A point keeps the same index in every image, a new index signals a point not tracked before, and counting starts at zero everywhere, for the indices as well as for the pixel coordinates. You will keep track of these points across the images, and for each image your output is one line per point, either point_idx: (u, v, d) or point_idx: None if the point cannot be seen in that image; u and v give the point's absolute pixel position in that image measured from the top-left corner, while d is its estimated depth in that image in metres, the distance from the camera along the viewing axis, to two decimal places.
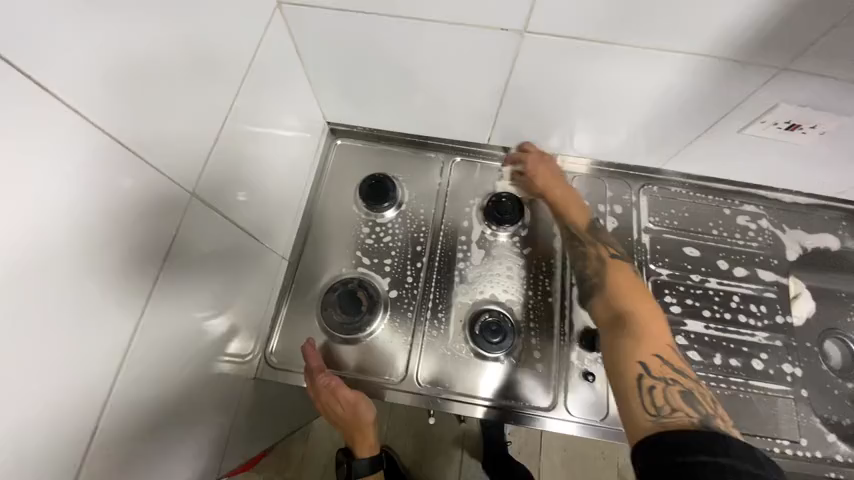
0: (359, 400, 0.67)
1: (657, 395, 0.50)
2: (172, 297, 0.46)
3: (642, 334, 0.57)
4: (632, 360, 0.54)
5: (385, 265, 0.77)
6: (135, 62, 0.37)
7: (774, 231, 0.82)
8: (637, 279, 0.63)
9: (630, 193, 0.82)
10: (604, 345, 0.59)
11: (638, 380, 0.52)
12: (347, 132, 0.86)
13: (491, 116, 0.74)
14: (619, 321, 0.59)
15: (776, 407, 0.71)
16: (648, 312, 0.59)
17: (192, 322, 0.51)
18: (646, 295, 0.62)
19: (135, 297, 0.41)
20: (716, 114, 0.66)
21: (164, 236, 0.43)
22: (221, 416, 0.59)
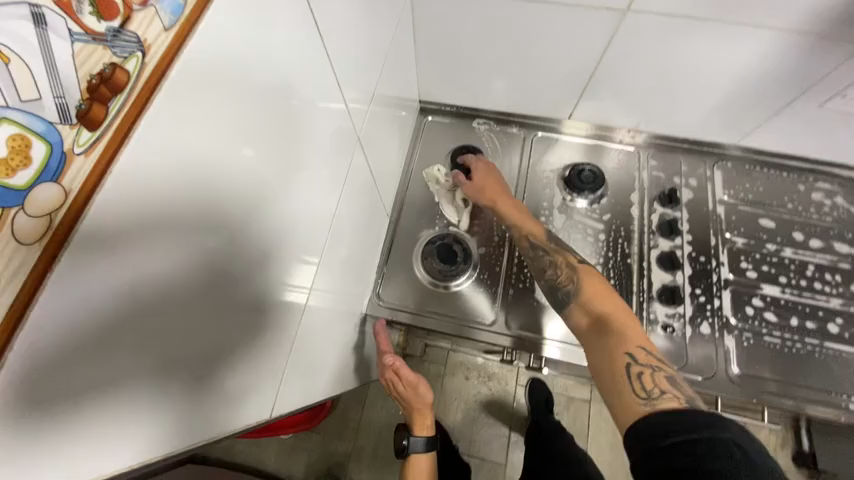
0: (420, 383, 0.81)
1: (646, 381, 0.52)
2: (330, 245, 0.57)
3: (623, 326, 0.59)
4: (617, 351, 0.56)
5: (473, 226, 0.86)
6: (348, 28, 0.48)
7: (850, 207, 0.84)
8: (604, 280, 0.66)
9: (705, 169, 0.87)
10: (590, 351, 0.61)
11: (626, 369, 0.54)
12: (436, 110, 0.95)
13: (577, 92, 0.81)
14: (600, 322, 0.61)
15: (851, 367, 0.73)
16: (616, 307, 0.62)
17: (336, 262, 0.62)
18: (611, 293, 0.65)
19: (306, 211, 0.47)
20: (798, 90, 0.70)
21: (338, 187, 0.56)
22: (350, 339, 0.73)
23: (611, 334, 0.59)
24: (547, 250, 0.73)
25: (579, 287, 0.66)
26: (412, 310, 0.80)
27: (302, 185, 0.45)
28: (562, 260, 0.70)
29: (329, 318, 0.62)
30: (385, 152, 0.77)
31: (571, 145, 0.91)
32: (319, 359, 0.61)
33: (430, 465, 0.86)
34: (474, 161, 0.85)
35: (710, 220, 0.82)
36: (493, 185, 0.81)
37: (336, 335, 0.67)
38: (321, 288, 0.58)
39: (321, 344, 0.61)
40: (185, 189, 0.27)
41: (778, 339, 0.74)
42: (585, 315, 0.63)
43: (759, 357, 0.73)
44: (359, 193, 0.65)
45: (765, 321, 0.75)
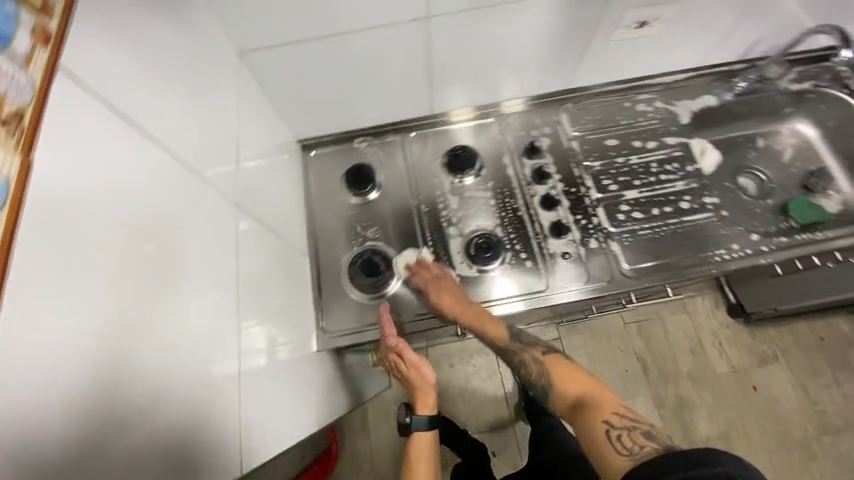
0: (419, 357, 0.80)
1: (626, 441, 0.54)
2: (249, 305, 0.63)
3: (594, 398, 0.62)
4: (596, 424, 0.58)
5: (386, 235, 0.94)
6: (183, 121, 0.54)
7: (668, 106, 1.04)
8: (569, 362, 0.70)
9: (553, 115, 1.02)
10: (573, 430, 0.62)
11: (606, 436, 0.56)
12: (317, 143, 1.01)
13: (427, 89, 0.92)
14: (577, 403, 0.63)
15: (705, 229, 0.91)
16: (588, 384, 0.65)
17: (263, 317, 0.67)
18: (581, 372, 0.68)
19: (201, 286, 0.52)
20: (587, 34, 0.84)
21: (232, 253, 0.60)
22: (312, 374, 0.79)
23: (588, 408, 0.61)
24: (516, 351, 0.76)
25: (551, 378, 0.69)
26: (356, 328, 0.87)
27: (188, 267, 0.50)
28: (531, 356, 0.74)
29: (277, 364, 0.68)
30: (276, 201, 0.82)
31: (443, 134, 1.02)
32: (280, 403, 0.66)
33: (432, 449, 0.81)
34: (427, 267, 0.87)
35: (570, 156, 0.98)
36: (451, 293, 0.83)
37: (292, 376, 0.72)
38: (256, 344, 0.63)
39: (278, 389, 0.66)
40: (49, 317, 0.32)
41: (649, 229, 0.91)
42: (564, 401, 0.65)
43: (640, 250, 0.89)
44: (260, 248, 0.70)
45: (634, 220, 0.92)
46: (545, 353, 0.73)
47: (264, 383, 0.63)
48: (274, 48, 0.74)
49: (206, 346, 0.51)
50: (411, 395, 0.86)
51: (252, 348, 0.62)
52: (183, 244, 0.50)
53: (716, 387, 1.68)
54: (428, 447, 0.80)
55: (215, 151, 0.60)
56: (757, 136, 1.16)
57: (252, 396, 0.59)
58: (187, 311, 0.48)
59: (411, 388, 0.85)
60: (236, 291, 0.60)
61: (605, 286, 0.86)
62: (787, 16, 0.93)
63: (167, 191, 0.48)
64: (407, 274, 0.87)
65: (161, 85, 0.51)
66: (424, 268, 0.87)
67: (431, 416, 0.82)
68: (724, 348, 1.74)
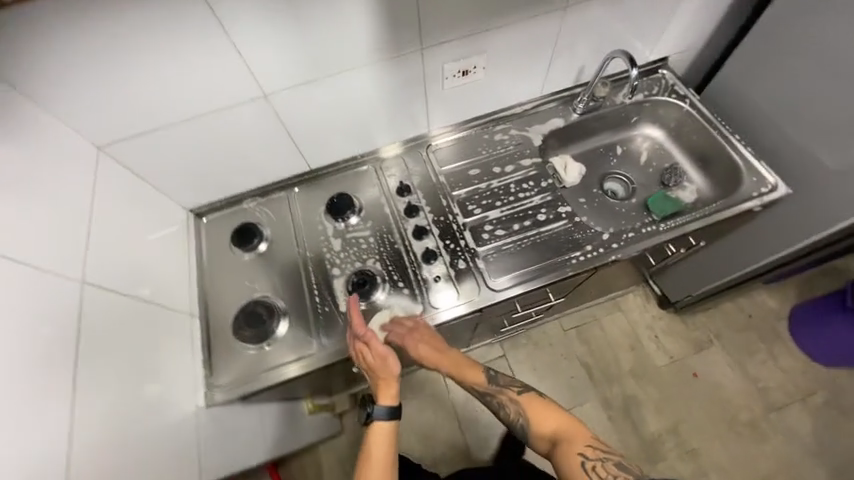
0: (387, 350, 0.83)
1: (602, 472, 0.70)
2: (93, 372, 0.65)
3: (568, 432, 0.76)
4: (575, 456, 0.72)
5: (277, 284, 1.00)
6: (22, 220, 0.62)
7: (522, 133, 1.17)
8: (540, 396, 0.83)
9: (421, 155, 1.14)
10: (554, 466, 0.75)
11: (586, 468, 0.71)
12: (209, 210, 1.10)
13: (296, 150, 1.03)
14: (554, 439, 0.77)
15: (561, 236, 1.00)
16: (560, 419, 0.79)
17: (119, 382, 0.70)
18: (550, 407, 0.81)
19: (41, 365, 0.57)
20: (422, 87, 0.99)
21: (73, 324, 0.64)
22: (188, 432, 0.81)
23: (563, 446, 0.75)
24: (494, 393, 0.86)
25: (527, 417, 0.81)
26: (243, 380, 0.90)
27: (16, 343, 0.55)
28: (507, 396, 0.85)
29: (134, 427, 0.70)
30: (154, 270, 0.88)
31: (325, 185, 1.12)
32: (132, 464, 0.68)
33: (392, 437, 0.84)
34: (397, 325, 0.90)
35: (438, 189, 1.09)
36: (430, 344, 0.89)
37: (158, 435, 0.74)
38: (103, 409, 0.65)
39: (130, 450, 0.68)
40: None
41: (511, 244, 1.00)
42: (543, 438, 0.78)
43: (504, 264, 0.98)
44: (121, 317, 0.74)
45: (498, 237, 1.01)
46: (520, 391, 0.85)
47: (111, 446, 0.65)
48: (135, 137, 0.84)
49: (40, 422, 0.55)
50: (374, 385, 0.88)
51: (96, 413, 0.64)
52: (2, 320, 0.54)
53: (659, 379, 1.72)
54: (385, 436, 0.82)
55: (52, 234, 0.66)
56: (615, 145, 1.31)
57: (87, 460, 0.60)
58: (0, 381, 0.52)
59: (374, 377, 0.88)
60: (79, 360, 0.63)
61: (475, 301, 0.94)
62: (594, 47, 1.09)
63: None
64: (386, 329, 0.91)
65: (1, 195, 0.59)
66: (399, 326, 0.90)
67: (391, 406, 0.83)
68: (660, 340, 1.80)
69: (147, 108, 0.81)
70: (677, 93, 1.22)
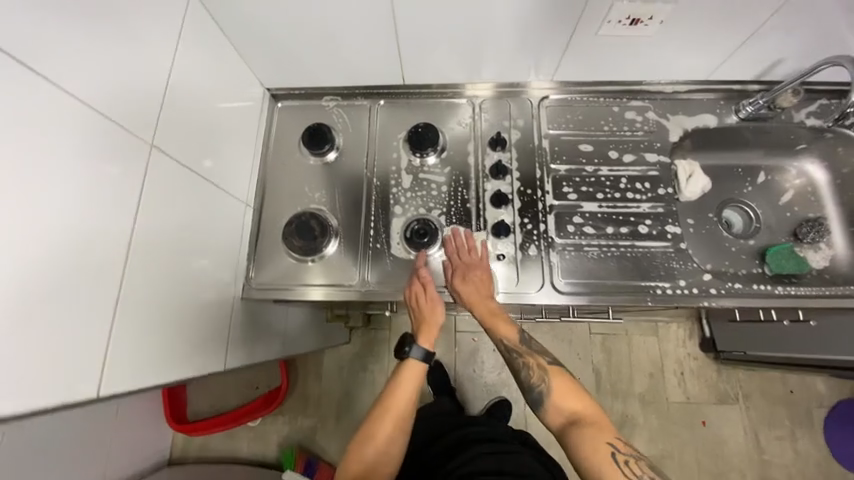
0: (440, 299, 0.83)
1: (632, 467, 0.62)
2: (148, 240, 0.64)
3: (595, 421, 0.68)
4: (602, 443, 0.64)
5: (334, 200, 0.94)
6: (94, 58, 0.56)
7: (659, 120, 0.95)
8: (569, 374, 0.76)
9: (531, 108, 0.97)
10: (569, 448, 0.67)
11: (613, 458, 0.63)
12: (286, 95, 1.01)
13: (396, 57, 0.88)
14: (574, 419, 0.69)
15: (656, 258, 0.86)
16: (585, 401, 0.71)
17: (170, 255, 0.69)
18: (577, 386, 0.74)
19: (101, 217, 0.56)
20: (570, 25, 0.79)
21: (135, 185, 0.62)
22: (224, 319, 0.82)
23: (587, 426, 0.67)
24: (521, 353, 0.79)
25: (550, 386, 0.74)
26: (279, 286, 0.89)
27: (77, 191, 0.52)
28: (534, 361, 0.77)
29: (178, 304, 0.70)
30: (220, 147, 0.83)
31: (413, 108, 0.98)
32: (171, 339, 0.67)
33: (418, 381, 0.80)
34: (465, 248, 0.86)
35: (536, 155, 0.93)
36: (474, 285, 0.82)
37: (197, 316, 0.74)
38: (152, 278, 0.64)
39: (170, 325, 0.67)
40: None
41: (596, 248, 0.87)
42: (560, 416, 0.71)
43: (578, 267, 0.86)
44: (179, 192, 0.72)
45: (584, 234, 0.87)
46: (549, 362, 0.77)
47: (155, 316, 0.64)
48: None
49: (99, 272, 0.55)
50: (415, 329, 0.85)
51: (146, 281, 0.63)
52: (62, 164, 0.51)
53: (664, 413, 1.67)
54: (416, 375, 0.80)
55: (126, 84, 0.61)
56: (759, 169, 1.07)
57: (132, 325, 0.60)
58: (60, 225, 0.50)
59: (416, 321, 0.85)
60: (135, 224, 0.61)
61: (533, 295, 0.84)
62: (813, 38, 0.80)
63: (64, 127, 0.51)
64: (448, 243, 0.86)
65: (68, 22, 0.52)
66: (460, 246, 0.86)
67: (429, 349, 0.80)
68: (684, 378, 1.70)
69: None
70: None
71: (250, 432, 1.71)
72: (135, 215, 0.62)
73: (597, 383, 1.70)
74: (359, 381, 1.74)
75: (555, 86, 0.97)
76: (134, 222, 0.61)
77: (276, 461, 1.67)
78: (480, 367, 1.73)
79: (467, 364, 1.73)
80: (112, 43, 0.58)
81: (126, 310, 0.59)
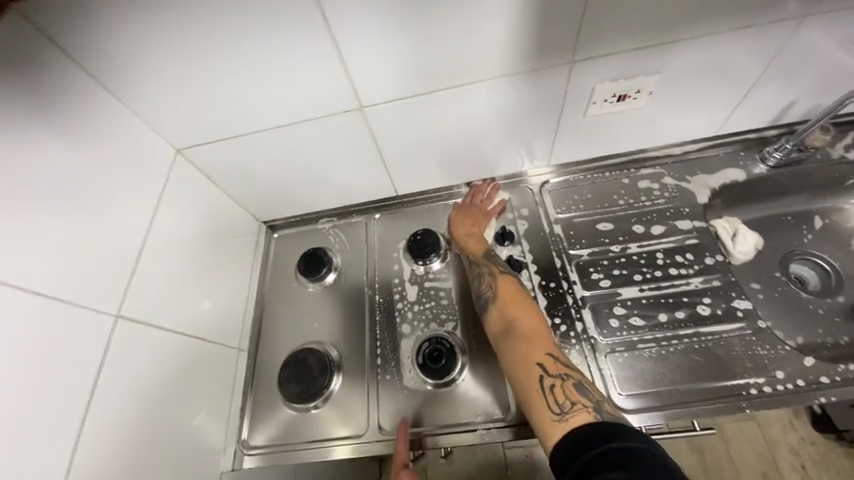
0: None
1: (557, 394, 0.54)
2: (105, 433, 0.53)
3: (532, 336, 0.63)
4: (530, 363, 0.59)
5: (336, 327, 0.84)
6: (55, 239, 0.52)
7: (679, 183, 0.87)
8: (521, 288, 0.71)
9: (534, 195, 0.90)
10: (502, 357, 0.63)
11: (539, 383, 0.56)
12: (281, 225, 0.99)
13: (384, 172, 0.86)
14: (509, 330, 0.65)
15: (734, 346, 0.68)
16: (529, 318, 0.65)
17: (134, 444, 0.57)
18: (524, 302, 0.68)
19: (31, 423, 0.46)
20: (554, 112, 0.75)
21: (88, 370, 0.53)
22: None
23: (521, 341, 0.62)
24: (481, 265, 0.77)
25: (498, 298, 0.70)
26: (282, 445, 0.76)
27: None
28: (488, 270, 0.76)
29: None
30: (207, 293, 0.77)
31: (410, 216, 0.94)
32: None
33: None
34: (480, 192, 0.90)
35: (551, 242, 0.84)
36: (464, 215, 0.86)
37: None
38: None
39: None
40: None
41: (652, 343, 0.70)
42: (499, 322, 0.67)
43: (638, 372, 0.68)
44: (153, 358, 0.63)
45: (632, 327, 0.72)
46: (502, 271, 0.74)
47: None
48: (215, 145, 0.74)
49: None
50: None
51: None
52: None
53: None
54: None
55: (93, 258, 0.56)
56: (812, 214, 0.93)
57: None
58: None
59: None
60: (83, 420, 0.51)
61: None
62: (822, 76, 0.74)
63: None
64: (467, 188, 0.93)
65: (29, 207, 0.50)
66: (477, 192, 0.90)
67: None
68: (812, 477, 1.30)
69: (228, 113, 0.68)
70: None
71: None
72: (85, 409, 0.52)
73: None
74: None
75: (552, 169, 0.91)
76: (83, 417, 0.51)
77: None
78: None
79: None
80: (81, 216, 0.56)
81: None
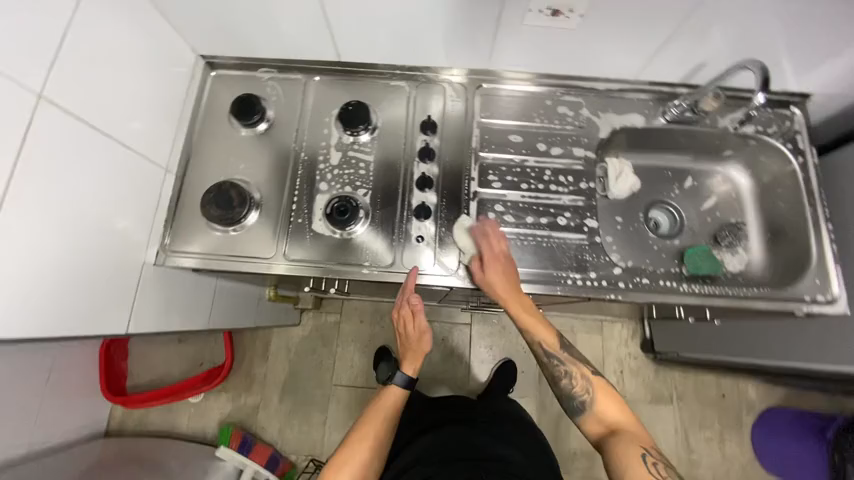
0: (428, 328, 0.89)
1: (659, 468, 0.72)
2: (32, 194, 0.63)
3: (631, 429, 0.79)
4: (634, 446, 0.75)
5: (260, 172, 0.93)
6: None
7: (591, 116, 0.97)
8: (611, 388, 0.85)
9: (467, 96, 0.97)
10: (605, 454, 0.77)
11: (643, 457, 0.73)
12: (220, 64, 0.98)
13: (328, 33, 0.88)
14: (611, 428, 0.80)
15: (570, 249, 0.88)
16: (625, 413, 0.82)
17: (60, 213, 0.67)
18: (619, 401, 0.83)
19: None
20: (494, 11, 0.79)
21: (14, 135, 0.60)
22: (131, 283, 0.81)
23: (623, 433, 0.78)
24: (562, 360, 0.86)
25: (593, 397, 0.83)
26: (198, 255, 0.89)
27: None
28: (579, 371, 0.85)
29: (68, 264, 0.69)
30: (140, 110, 0.82)
31: (350, 87, 0.98)
32: (56, 297, 0.66)
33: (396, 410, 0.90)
34: (488, 240, 0.82)
35: (465, 141, 0.94)
36: (507, 277, 0.81)
37: (95, 278, 0.73)
38: (34, 234, 0.63)
39: (59, 282, 0.67)
40: None
41: (514, 236, 0.88)
42: (600, 423, 0.82)
43: None
44: (76, 148, 0.69)
45: (503, 222, 0.89)
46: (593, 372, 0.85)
47: (36, 274, 0.63)
48: None
49: None
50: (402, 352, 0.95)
51: (24, 236, 0.62)
52: None
53: None
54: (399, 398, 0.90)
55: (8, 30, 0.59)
56: (686, 174, 1.10)
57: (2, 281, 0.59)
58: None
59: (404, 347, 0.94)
60: (11, 176, 0.60)
61: (447, 279, 0.86)
62: (726, 39, 0.83)
63: None
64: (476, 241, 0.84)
65: None
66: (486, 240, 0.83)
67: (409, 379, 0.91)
68: (623, 377, 1.75)
69: None
70: (794, 143, 0.99)
71: (190, 409, 1.69)
72: (13, 168, 0.60)
73: (538, 376, 1.74)
74: (305, 363, 1.74)
75: (530, 77, 0.98)
76: (11, 172, 0.60)
77: (213, 438, 1.66)
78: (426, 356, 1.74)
79: None
80: None
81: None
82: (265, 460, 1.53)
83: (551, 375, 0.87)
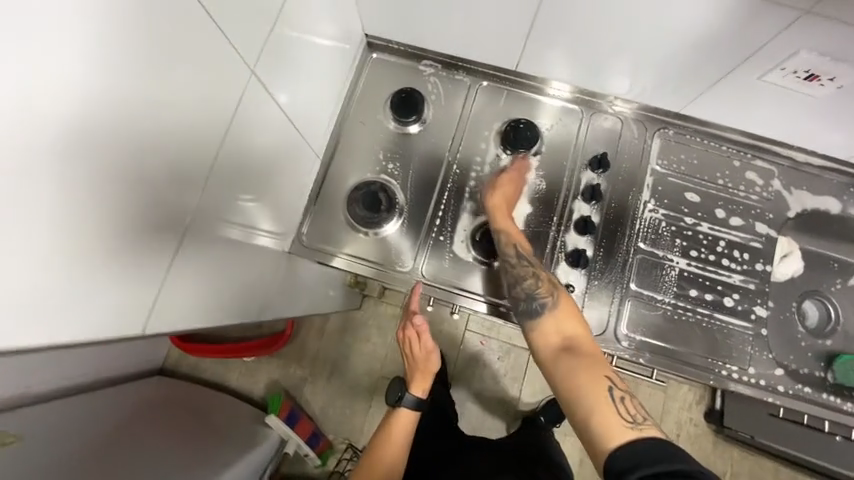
0: (434, 345, 0.93)
1: (626, 405, 0.54)
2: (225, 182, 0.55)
3: (591, 354, 0.61)
4: (598, 375, 0.57)
5: (405, 175, 0.86)
6: None
7: (781, 190, 0.85)
8: (577, 306, 0.69)
9: (644, 137, 0.86)
10: (557, 370, 0.60)
11: (610, 392, 0.55)
12: (384, 46, 0.90)
13: (522, 40, 0.77)
14: (568, 345, 0.62)
15: (733, 337, 0.79)
16: (586, 335, 0.64)
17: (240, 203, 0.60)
18: (582, 322, 0.66)
19: (188, 148, 0.47)
20: (737, 59, 0.67)
21: (226, 116, 0.52)
22: (272, 275, 0.75)
23: (582, 357, 0.60)
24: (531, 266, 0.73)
25: (555, 305, 0.67)
26: (329, 252, 0.84)
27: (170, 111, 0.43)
28: (544, 278, 0.71)
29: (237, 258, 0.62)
30: (313, 91, 0.75)
31: (517, 100, 0.88)
32: (219, 295, 0.59)
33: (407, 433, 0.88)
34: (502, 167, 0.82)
35: (635, 189, 0.84)
36: (507, 191, 0.80)
37: (248, 273, 0.67)
38: (220, 227, 0.56)
39: (228, 278, 0.61)
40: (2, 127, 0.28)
41: (670, 307, 0.80)
42: (555, 335, 0.65)
43: (645, 323, 0.79)
44: (262, 134, 0.61)
45: (663, 289, 0.80)
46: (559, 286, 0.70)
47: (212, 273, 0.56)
48: None
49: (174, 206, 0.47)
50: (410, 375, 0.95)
51: (214, 229, 0.55)
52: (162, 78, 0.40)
53: None
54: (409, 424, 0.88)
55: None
56: None
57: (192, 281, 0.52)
58: (147, 154, 0.41)
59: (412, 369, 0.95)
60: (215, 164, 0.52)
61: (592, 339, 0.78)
62: None
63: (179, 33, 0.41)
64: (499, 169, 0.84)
65: None
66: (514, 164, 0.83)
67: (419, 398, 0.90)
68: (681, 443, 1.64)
69: None
70: None
71: (241, 367, 1.71)
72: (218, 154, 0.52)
73: None
74: (358, 349, 1.72)
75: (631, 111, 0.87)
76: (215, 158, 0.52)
77: (258, 400, 1.69)
78: (479, 372, 1.69)
79: (466, 365, 1.70)
80: None
81: (181, 255, 0.49)
82: (307, 436, 1.55)
83: (510, 280, 0.73)
